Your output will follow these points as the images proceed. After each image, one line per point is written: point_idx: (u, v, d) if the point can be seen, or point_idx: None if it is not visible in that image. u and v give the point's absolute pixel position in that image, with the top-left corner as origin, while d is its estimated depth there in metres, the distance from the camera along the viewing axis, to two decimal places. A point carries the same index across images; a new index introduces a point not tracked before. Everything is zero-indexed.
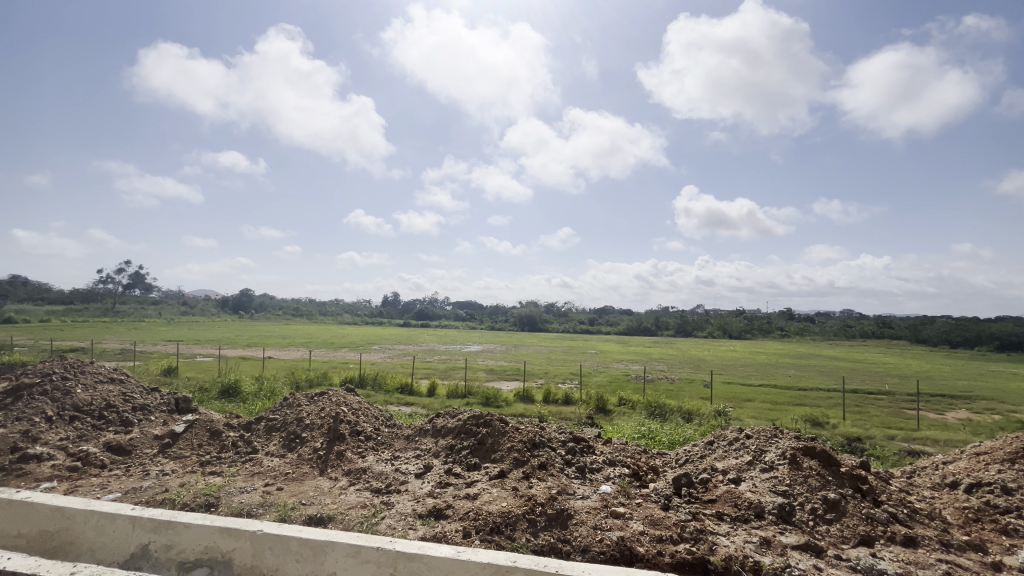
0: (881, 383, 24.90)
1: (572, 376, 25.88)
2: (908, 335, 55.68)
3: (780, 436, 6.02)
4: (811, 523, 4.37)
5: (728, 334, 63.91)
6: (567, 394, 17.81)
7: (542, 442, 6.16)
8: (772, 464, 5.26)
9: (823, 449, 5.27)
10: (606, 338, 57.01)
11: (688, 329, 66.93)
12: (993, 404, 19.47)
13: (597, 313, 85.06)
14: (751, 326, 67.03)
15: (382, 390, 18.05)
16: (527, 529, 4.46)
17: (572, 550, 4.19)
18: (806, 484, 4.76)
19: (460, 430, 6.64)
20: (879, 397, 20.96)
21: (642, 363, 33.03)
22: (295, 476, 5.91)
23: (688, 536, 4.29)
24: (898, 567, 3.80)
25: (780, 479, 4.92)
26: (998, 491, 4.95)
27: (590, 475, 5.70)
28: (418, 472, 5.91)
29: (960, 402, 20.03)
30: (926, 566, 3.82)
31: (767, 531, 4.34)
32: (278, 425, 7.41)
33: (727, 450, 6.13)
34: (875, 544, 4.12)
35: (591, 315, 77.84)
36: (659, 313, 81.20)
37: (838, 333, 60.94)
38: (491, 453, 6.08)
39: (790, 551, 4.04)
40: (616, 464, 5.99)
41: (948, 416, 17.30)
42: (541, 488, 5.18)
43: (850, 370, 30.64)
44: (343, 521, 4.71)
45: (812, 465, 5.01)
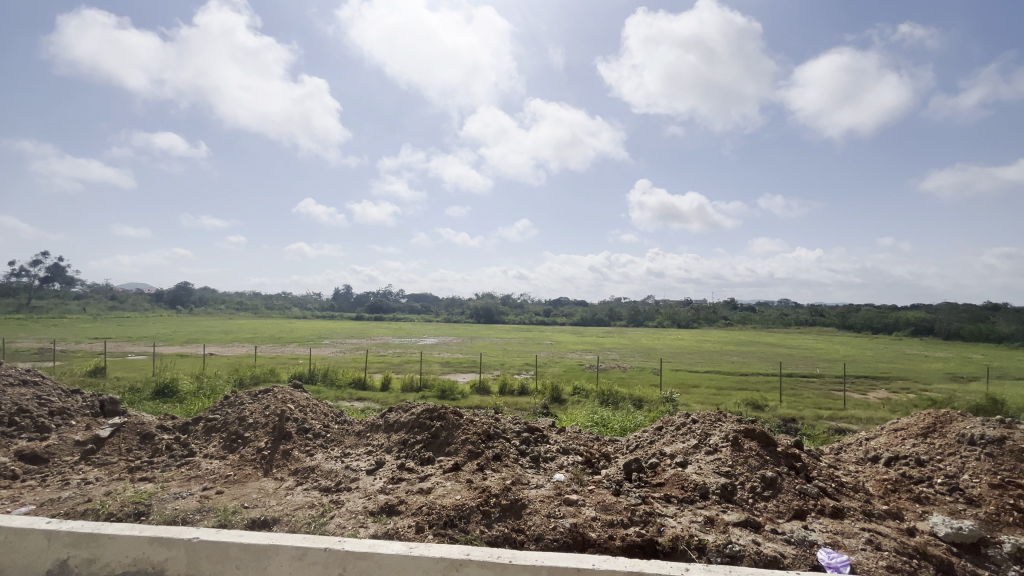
0: (813, 367, 26.78)
1: (528, 367, 26.14)
2: (836, 322, 60.26)
3: (724, 420, 6.30)
4: (751, 500, 4.62)
5: (676, 324, 66.69)
6: (523, 385, 17.97)
7: (497, 434, 6.16)
8: (715, 446, 5.51)
9: (762, 431, 5.56)
10: (561, 329, 57.97)
11: (639, 319, 69.21)
12: (908, 384, 21.43)
13: (553, 305, 86.07)
14: (698, 316, 70.24)
15: (334, 386, 17.50)
16: (481, 521, 4.45)
17: (526, 539, 4.22)
18: (747, 464, 5.02)
19: (413, 424, 6.52)
20: (811, 380, 22.57)
21: (596, 352, 33.87)
22: (237, 478, 5.60)
23: (638, 519, 4.42)
24: (827, 538, 4.05)
25: (723, 461, 5.16)
26: (913, 463, 5.40)
27: (544, 464, 5.76)
28: (370, 468, 5.77)
29: (880, 383, 21.90)
30: (851, 535, 4.09)
31: (711, 510, 4.55)
32: (218, 426, 7.00)
33: (675, 434, 6.36)
34: (807, 518, 4.39)
35: (546, 306, 78.65)
36: (613, 304, 83.23)
37: (776, 321, 65.00)
38: (445, 446, 6.01)
39: (731, 528, 4.24)
40: (570, 452, 6.08)
41: (870, 396, 18.88)
42: (495, 479, 5.18)
43: (787, 356, 32.77)
44: (289, 523, 4.52)
45: (752, 446, 5.27)
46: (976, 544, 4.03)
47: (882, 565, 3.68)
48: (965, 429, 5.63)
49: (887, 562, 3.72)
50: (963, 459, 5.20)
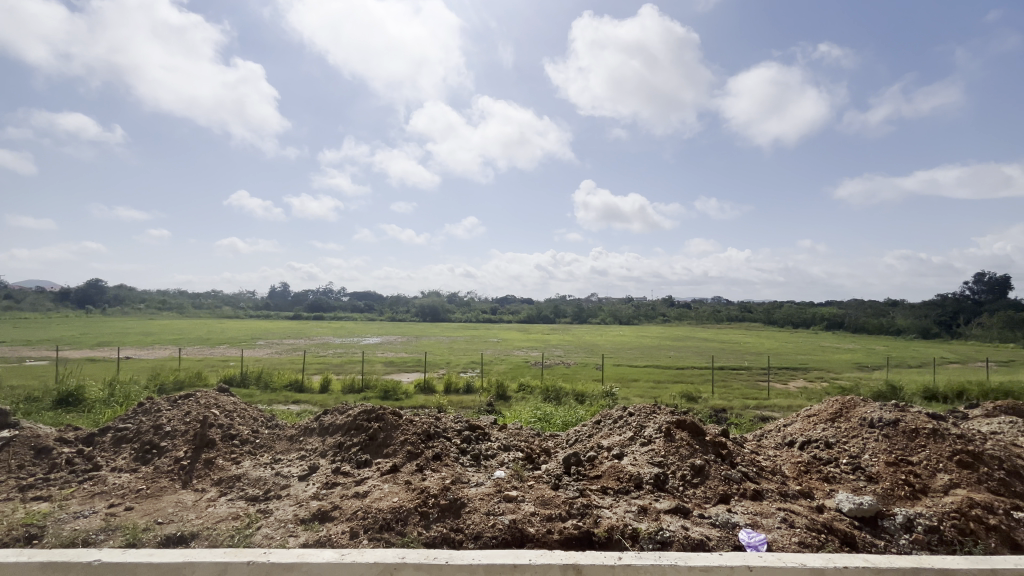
0: (741, 360, 28.66)
1: (473, 365, 26.06)
2: (762, 318, 64.83)
3: (658, 411, 6.57)
4: (681, 488, 4.84)
5: (618, 321, 69.00)
6: (469, 383, 17.90)
7: (437, 433, 6.07)
8: (649, 437, 5.73)
9: (692, 421, 5.84)
10: (507, 326, 58.29)
11: (583, 317, 70.95)
12: (823, 374, 23.44)
13: (499, 303, 86.33)
14: (639, 313, 73.08)
15: (267, 389, 16.57)
16: (419, 523, 4.36)
17: (464, 538, 4.19)
18: (678, 454, 5.26)
19: (350, 427, 6.29)
20: (739, 372, 24.16)
21: (542, 349, 34.38)
22: (151, 492, 5.15)
23: (576, 512, 4.50)
24: (747, 519, 4.32)
25: (656, 451, 5.38)
26: (823, 446, 5.88)
27: (485, 462, 5.74)
28: (303, 474, 5.50)
29: (799, 373, 23.80)
30: (768, 515, 4.39)
31: (644, 499, 4.72)
32: (130, 436, 6.40)
33: (612, 427, 6.56)
34: (731, 501, 4.66)
35: (492, 304, 78.76)
36: (558, 302, 84.85)
37: (709, 317, 68.92)
38: (383, 448, 5.84)
39: (662, 515, 4.43)
40: (511, 449, 6.10)
41: (790, 385, 20.47)
42: (435, 479, 5.10)
43: (718, 350, 34.85)
44: (210, 536, 4.21)
45: (683, 436, 5.53)
46: (874, 517, 4.44)
47: (795, 542, 3.97)
48: (867, 413, 6.20)
49: (800, 539, 4.03)
50: (864, 441, 5.72)
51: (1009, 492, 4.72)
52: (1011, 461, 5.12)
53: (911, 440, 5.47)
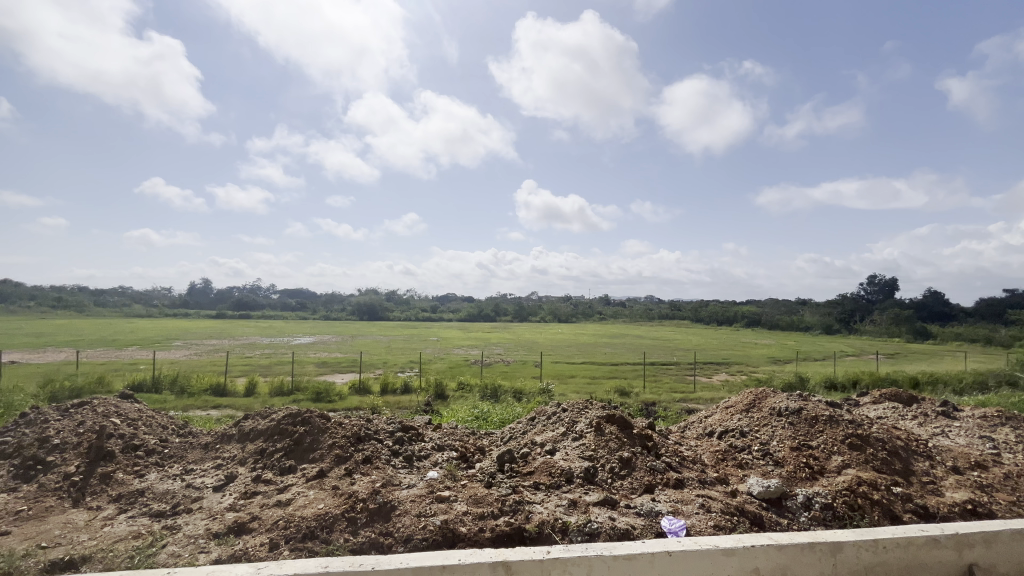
0: (671, 355, 30.24)
1: (412, 364, 25.53)
2: (690, 316, 68.81)
3: (590, 406, 6.76)
4: (610, 480, 5.02)
5: (557, 319, 70.47)
6: (406, 383, 17.51)
7: (368, 436, 5.88)
8: (581, 432, 5.89)
9: (621, 416, 6.06)
10: (448, 325, 57.73)
11: (523, 315, 71.75)
12: (742, 368, 25.28)
13: (440, 301, 85.32)
14: (577, 311, 75.04)
15: (183, 393, 15.27)
16: (346, 529, 4.20)
17: (393, 542, 4.08)
18: (607, 447, 5.45)
19: (272, 432, 5.94)
20: (669, 367, 25.48)
21: (482, 348, 34.37)
22: (33, 514, 4.57)
23: (508, 509, 4.53)
24: (669, 507, 4.55)
25: (587, 446, 5.54)
26: (738, 435, 6.33)
27: (418, 463, 5.64)
28: (218, 484, 5.11)
29: (721, 367, 25.51)
30: (688, 502, 4.64)
31: (575, 493, 4.84)
32: (8, 451, 5.65)
33: (546, 424, 6.67)
34: (655, 491, 4.89)
35: (433, 302, 77.65)
36: (499, 300, 85.34)
37: (643, 315, 72.17)
38: (309, 453, 5.56)
39: (591, 507, 4.56)
40: (446, 449, 6.03)
41: (714, 379, 21.90)
42: (364, 483, 4.93)
43: (650, 346, 36.55)
44: (105, 559, 3.81)
45: (612, 430, 5.73)
46: (779, 498, 4.84)
47: (711, 525, 4.24)
48: (775, 404, 6.74)
49: (715, 523, 4.30)
50: (773, 429, 6.22)
51: (889, 468, 5.32)
52: (892, 441, 5.78)
53: (811, 426, 6.03)
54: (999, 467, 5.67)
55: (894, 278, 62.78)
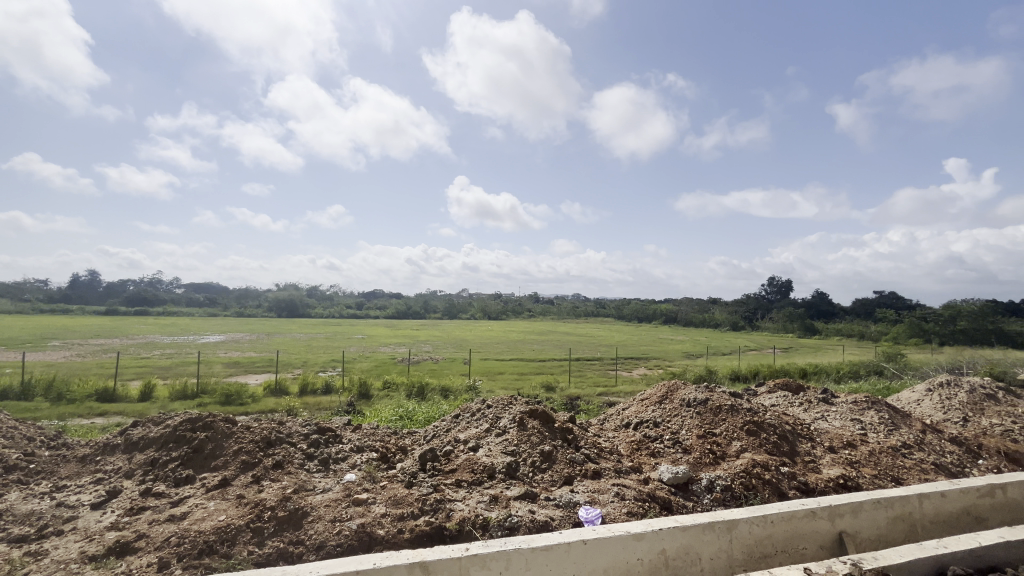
0: (595, 351, 31.45)
1: (335, 364, 24.35)
2: (613, 313, 72.07)
3: (514, 402, 6.83)
4: (531, 473, 5.11)
5: (487, 316, 70.64)
6: (328, 383, 16.67)
7: (280, 439, 5.52)
8: (504, 428, 5.94)
9: (543, 410, 6.18)
10: (374, 322, 55.83)
11: (453, 312, 71.15)
12: (659, 362, 26.91)
13: (366, 297, 82.16)
14: (507, 309, 75.68)
15: (61, 400, 13.40)
16: (251, 540, 3.90)
17: (305, 551, 3.86)
18: (529, 441, 5.54)
19: (167, 440, 5.39)
20: (592, 362, 26.53)
21: (409, 345, 33.61)
22: None
23: (428, 508, 4.45)
24: (586, 497, 4.72)
25: (509, 441, 5.60)
26: (652, 426, 6.70)
27: (335, 466, 5.38)
28: (97, 501, 4.54)
29: (641, 362, 26.99)
30: (604, 491, 4.83)
31: (496, 488, 4.87)
32: None
33: (470, 420, 6.65)
34: (573, 482, 5.05)
35: (358, 298, 74.60)
36: (428, 297, 83.86)
37: (570, 312, 74.39)
38: (211, 460, 5.11)
39: (512, 502, 4.61)
40: (366, 450, 5.81)
41: (633, 373, 23.10)
42: (273, 490, 4.61)
43: (576, 342, 37.77)
44: None
45: (534, 425, 5.84)
46: (686, 483, 5.19)
47: (624, 513, 4.46)
48: (685, 395, 7.23)
49: (628, 510, 4.53)
50: (683, 419, 6.67)
51: (779, 450, 5.91)
52: (782, 426, 6.42)
53: (715, 415, 6.53)
54: (865, 444, 6.50)
55: (789, 280, 69.81)
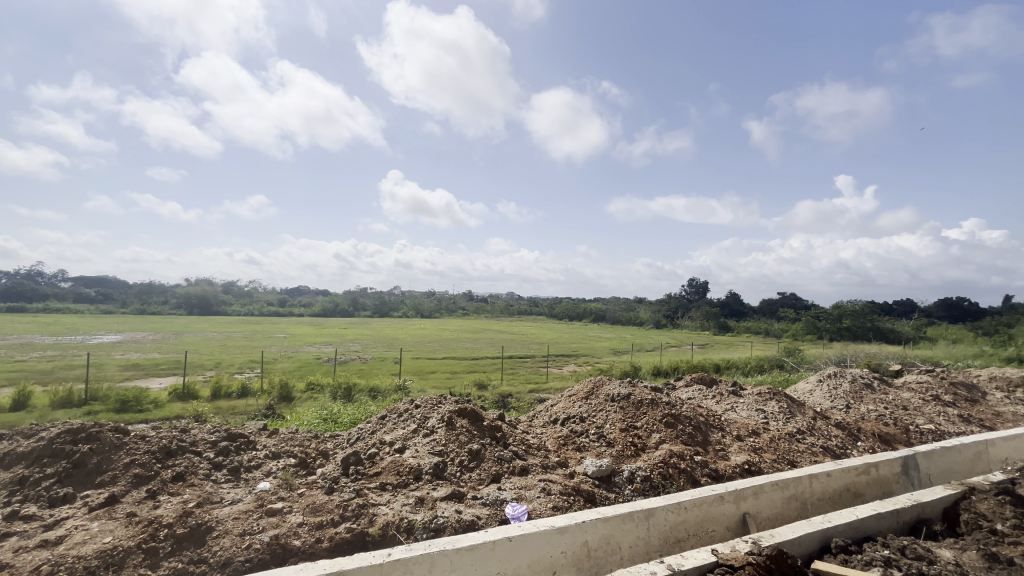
0: (527, 349, 31.95)
1: (253, 365, 22.71)
2: (546, 311, 73.64)
3: (443, 401, 6.73)
4: (458, 473, 5.06)
5: (420, 314, 69.44)
6: (244, 386, 15.52)
7: (181, 448, 5.05)
8: (432, 428, 5.84)
9: (472, 409, 6.14)
10: (299, 320, 52.77)
11: (384, 310, 69.08)
12: (587, 359, 27.89)
13: (289, 294, 77.31)
14: (440, 307, 74.83)
15: None
16: (143, 563, 3.52)
17: (208, 570, 3.54)
18: (457, 441, 5.49)
19: (41, 455, 4.72)
20: (525, 360, 26.92)
21: (336, 345, 32.16)
22: None
23: (350, 514, 4.25)
24: (513, 494, 4.74)
25: (437, 441, 5.51)
26: (579, 421, 6.90)
27: (246, 475, 4.99)
28: None
29: (571, 359, 27.81)
30: (530, 487, 4.89)
31: (422, 490, 4.77)
32: None
33: (397, 421, 6.47)
34: (501, 480, 5.06)
35: (281, 295, 70.13)
36: (358, 295, 80.64)
37: (503, 311, 74.94)
38: (97, 476, 4.56)
39: (438, 503, 4.53)
40: (282, 456, 5.45)
41: (564, 370, 23.77)
42: (172, 505, 4.19)
43: (509, 340, 38.16)
44: None
45: (462, 424, 5.79)
46: (609, 475, 5.38)
47: (550, 507, 4.54)
48: (609, 391, 7.51)
49: (554, 504, 4.61)
50: (607, 413, 6.92)
51: (693, 441, 6.31)
52: (695, 417, 6.86)
53: (637, 409, 6.85)
54: (767, 432, 7.11)
55: (706, 281, 75.10)
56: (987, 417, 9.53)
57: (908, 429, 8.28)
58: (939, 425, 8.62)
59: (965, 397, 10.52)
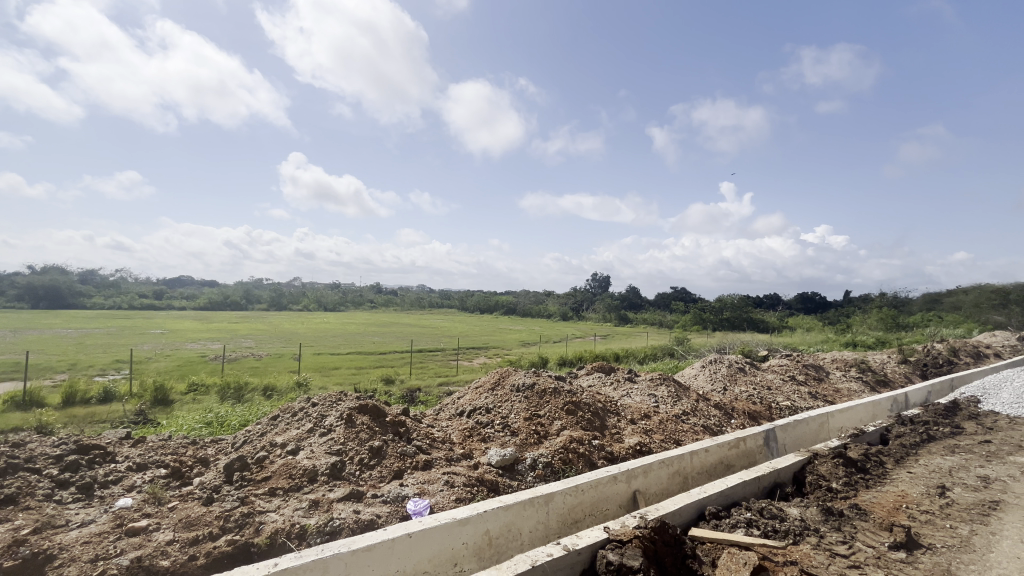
0: (437, 342, 31.62)
1: (119, 366, 19.81)
2: (457, 305, 73.36)
3: (343, 399, 6.38)
4: (357, 472, 4.85)
5: (323, 308, 65.57)
6: (108, 389, 13.48)
7: (12, 468, 4.26)
8: (330, 427, 5.53)
9: (374, 405, 5.90)
10: (179, 314, 47.05)
11: (282, 303, 64.09)
12: (497, 351, 28.35)
13: (166, 284, 68.38)
14: (345, 299, 71.25)
15: None
16: None
17: None
18: (358, 439, 5.25)
19: None
20: (435, 353, 26.64)
21: (225, 341, 29.20)
22: None
23: (232, 525, 3.87)
24: (416, 489, 4.65)
25: (335, 440, 5.24)
26: (485, 412, 6.95)
27: (103, 492, 4.34)
28: None
29: (481, 351, 28.05)
30: (433, 481, 4.82)
31: (317, 492, 4.49)
32: None
33: (290, 422, 6.04)
34: (403, 476, 4.93)
35: (155, 286, 61.75)
36: (252, 286, 73.85)
37: (413, 303, 73.37)
38: None
39: (335, 505, 4.30)
40: (150, 467, 4.82)
41: (474, 362, 23.91)
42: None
43: (418, 333, 37.49)
44: None
45: (364, 421, 5.55)
46: (513, 464, 5.50)
47: (453, 500, 4.52)
48: (515, 381, 7.67)
49: (457, 497, 4.60)
50: (512, 403, 7.06)
51: (592, 425, 6.66)
52: (594, 403, 7.26)
53: (541, 398, 7.07)
54: (657, 414, 7.74)
55: (608, 275, 79.79)
56: (829, 393, 11.33)
57: (770, 406, 9.54)
58: (794, 401, 10.06)
59: (813, 375, 12.39)
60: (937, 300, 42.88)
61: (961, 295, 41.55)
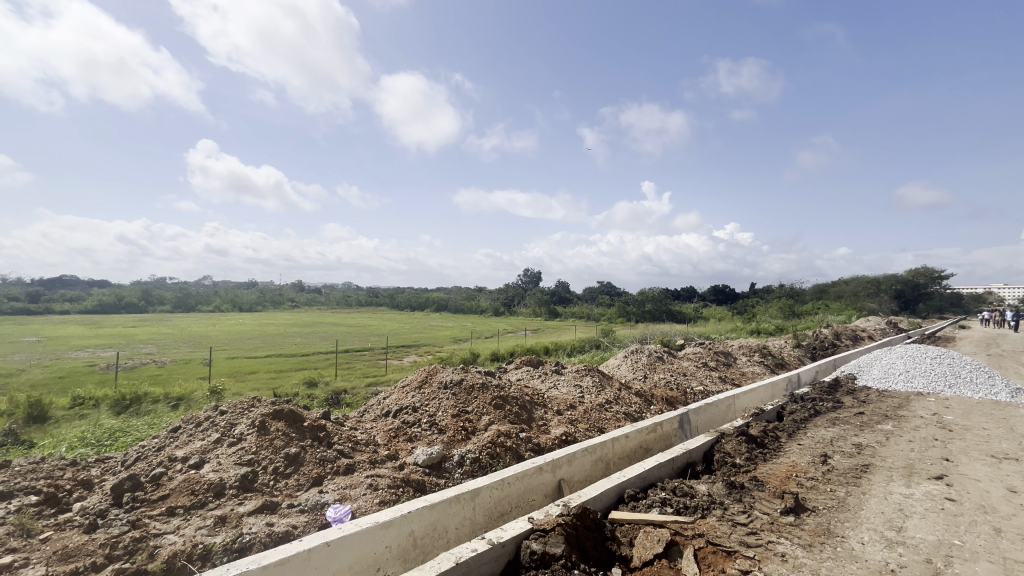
0: (365, 341, 30.47)
1: None
2: (387, 302, 71.30)
3: (256, 404, 5.95)
4: (272, 482, 4.55)
5: (237, 308, 60.84)
6: None
7: None
8: (240, 436, 5.14)
9: (290, 409, 5.55)
10: (60, 319, 41.36)
11: (189, 304, 58.60)
12: (427, 348, 27.92)
13: (43, 286, 59.64)
14: (263, 299, 66.57)
15: None
16: None
17: None
18: (272, 447, 4.94)
19: None
20: (362, 352, 25.72)
21: (119, 348, 26.11)
22: None
23: (121, 552, 3.48)
24: (336, 495, 4.44)
25: (246, 450, 4.89)
26: (412, 411, 6.79)
27: None
28: None
29: (411, 349, 27.49)
30: (356, 486, 4.62)
31: (224, 507, 4.15)
32: None
33: (193, 434, 5.53)
34: (323, 482, 4.69)
35: (31, 287, 53.91)
36: (151, 285, 66.45)
37: (340, 302, 70.24)
38: None
39: (245, 519, 4.00)
40: (17, 495, 4.20)
41: (403, 361, 23.37)
42: None
43: (345, 333, 35.93)
44: None
45: (279, 427, 5.22)
46: (439, 462, 5.43)
47: (377, 503, 4.38)
48: (442, 378, 7.59)
49: (380, 499, 4.46)
50: (439, 401, 6.97)
51: (519, 419, 6.75)
52: (522, 397, 7.37)
53: (468, 394, 7.04)
54: (582, 404, 8.00)
55: (539, 271, 81.28)
56: (735, 376, 12.39)
57: (685, 391, 10.24)
58: (706, 386, 10.88)
59: (723, 361, 13.48)
60: (824, 290, 48.50)
61: (843, 285, 47.30)
